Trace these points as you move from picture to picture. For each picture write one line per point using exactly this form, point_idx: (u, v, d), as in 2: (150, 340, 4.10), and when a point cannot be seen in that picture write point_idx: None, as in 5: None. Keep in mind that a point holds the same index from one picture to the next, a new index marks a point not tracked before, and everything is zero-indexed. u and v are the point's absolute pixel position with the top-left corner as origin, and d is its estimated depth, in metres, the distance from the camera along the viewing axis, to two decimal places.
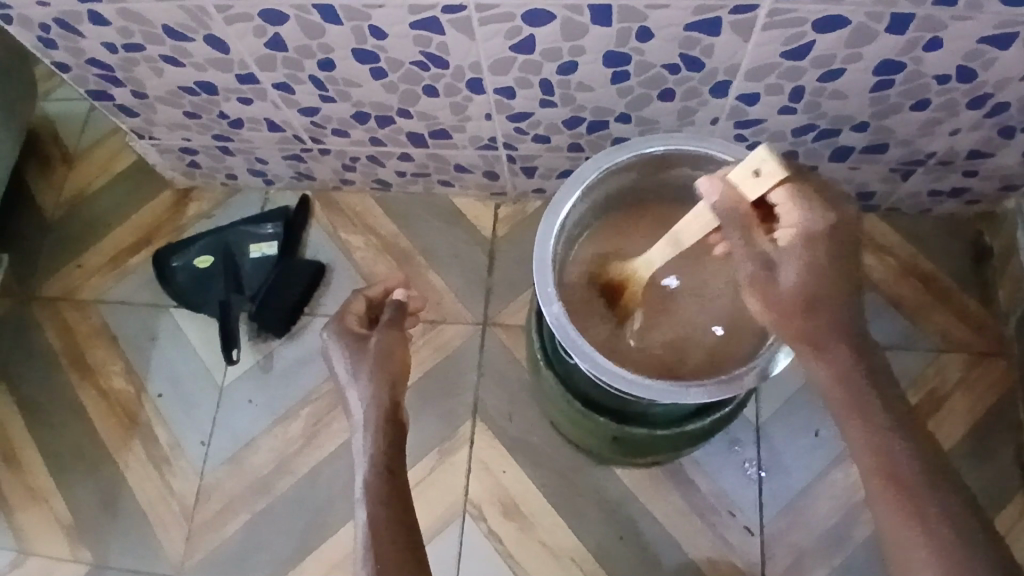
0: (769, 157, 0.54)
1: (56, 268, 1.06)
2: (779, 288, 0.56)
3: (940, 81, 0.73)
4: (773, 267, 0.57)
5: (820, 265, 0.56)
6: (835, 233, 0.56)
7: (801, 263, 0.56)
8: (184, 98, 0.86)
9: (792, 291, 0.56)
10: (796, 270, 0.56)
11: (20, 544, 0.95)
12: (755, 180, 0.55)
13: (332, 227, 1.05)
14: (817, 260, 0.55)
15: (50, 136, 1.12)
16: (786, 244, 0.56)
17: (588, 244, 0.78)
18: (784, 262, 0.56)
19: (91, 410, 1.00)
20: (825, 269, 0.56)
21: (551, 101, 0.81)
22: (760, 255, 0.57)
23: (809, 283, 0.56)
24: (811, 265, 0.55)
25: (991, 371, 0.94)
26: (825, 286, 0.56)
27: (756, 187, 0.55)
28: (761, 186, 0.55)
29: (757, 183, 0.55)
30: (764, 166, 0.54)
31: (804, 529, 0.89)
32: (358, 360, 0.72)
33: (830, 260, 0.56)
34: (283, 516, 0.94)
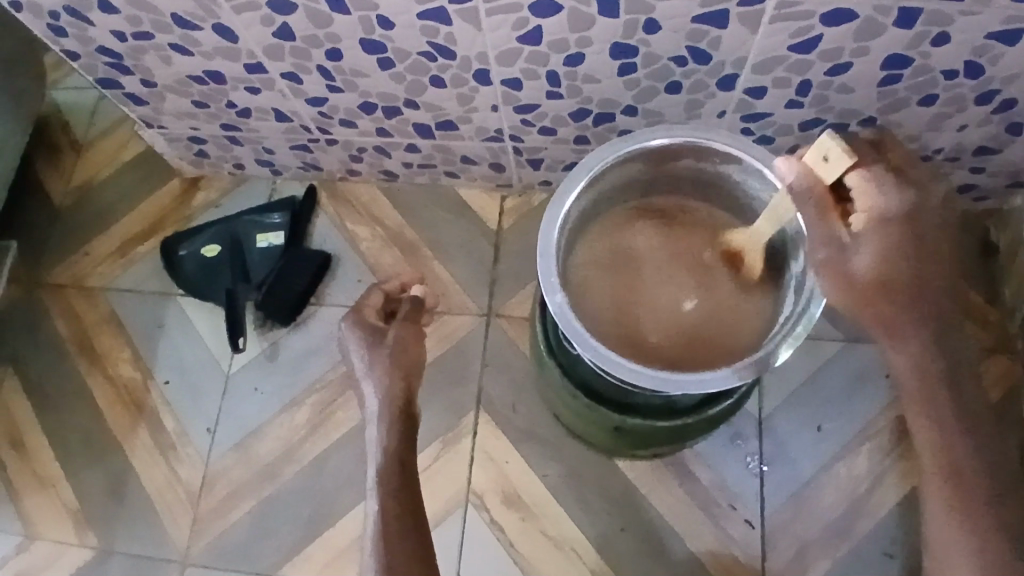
0: (835, 144, 0.59)
1: (64, 256, 1.07)
2: (855, 271, 0.61)
3: (948, 75, 0.73)
4: (848, 251, 0.62)
5: (892, 244, 0.61)
6: (909, 214, 0.61)
7: (874, 245, 0.61)
8: (193, 87, 0.87)
9: (869, 275, 0.61)
10: (872, 254, 0.61)
11: (27, 528, 0.96)
12: (828, 165, 0.60)
13: (338, 217, 1.06)
14: (892, 242, 0.61)
15: (59, 125, 1.13)
16: (861, 227, 0.61)
17: (591, 240, 0.77)
18: (861, 245, 0.61)
19: (98, 396, 1.01)
20: (901, 251, 0.61)
21: (557, 93, 0.81)
22: (836, 239, 0.62)
23: (883, 267, 0.61)
24: (885, 249, 0.61)
25: (996, 367, 0.94)
26: (899, 268, 0.61)
27: (828, 171, 0.60)
28: (833, 170, 0.59)
29: (828, 169, 0.60)
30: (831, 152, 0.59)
31: (807, 522, 0.90)
32: (374, 352, 0.75)
33: (905, 241, 0.61)
34: (287, 504, 0.95)
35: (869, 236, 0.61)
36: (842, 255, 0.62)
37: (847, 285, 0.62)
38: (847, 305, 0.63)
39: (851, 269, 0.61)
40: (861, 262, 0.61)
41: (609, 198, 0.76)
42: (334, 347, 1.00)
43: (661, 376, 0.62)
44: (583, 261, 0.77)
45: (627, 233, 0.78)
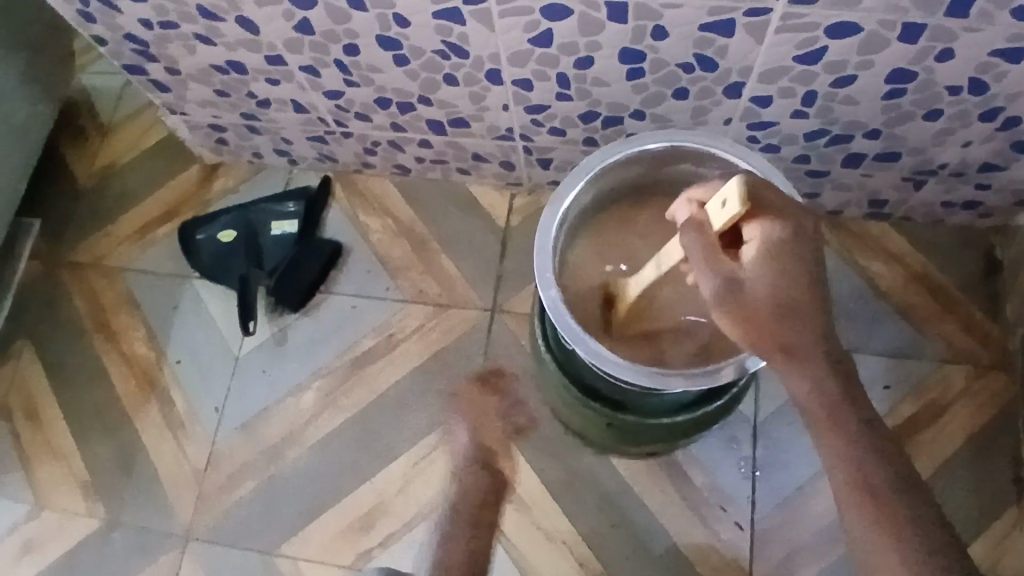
0: (737, 188, 0.55)
1: (86, 236, 1.11)
2: (749, 298, 0.55)
3: (952, 91, 0.74)
4: (741, 281, 0.56)
5: (781, 267, 0.56)
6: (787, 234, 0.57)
7: (764, 271, 0.56)
8: (215, 77, 0.90)
9: (765, 301, 0.55)
10: (764, 281, 0.56)
11: (37, 498, 0.99)
12: (722, 209, 0.57)
13: (351, 209, 1.08)
14: (782, 269, 0.56)
15: (85, 108, 1.16)
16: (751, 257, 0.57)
17: (586, 240, 0.80)
18: (751, 274, 0.56)
19: (112, 373, 1.04)
20: (791, 271, 0.56)
21: (567, 95, 0.83)
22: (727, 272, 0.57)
23: (775, 292, 0.55)
24: (777, 270, 0.56)
25: (994, 384, 0.94)
26: (793, 289, 0.55)
27: (721, 216, 0.57)
28: (725, 214, 0.56)
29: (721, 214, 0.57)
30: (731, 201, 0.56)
31: (796, 527, 0.91)
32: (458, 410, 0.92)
33: (795, 268, 0.56)
34: (289, 484, 0.98)
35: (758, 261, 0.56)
36: (736, 287, 0.56)
37: (747, 319, 0.55)
38: (748, 341, 0.56)
39: (747, 294, 0.55)
40: (755, 288, 0.56)
41: (610, 199, 0.78)
42: (341, 335, 1.03)
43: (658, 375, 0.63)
44: (585, 255, 0.80)
45: (622, 238, 0.80)
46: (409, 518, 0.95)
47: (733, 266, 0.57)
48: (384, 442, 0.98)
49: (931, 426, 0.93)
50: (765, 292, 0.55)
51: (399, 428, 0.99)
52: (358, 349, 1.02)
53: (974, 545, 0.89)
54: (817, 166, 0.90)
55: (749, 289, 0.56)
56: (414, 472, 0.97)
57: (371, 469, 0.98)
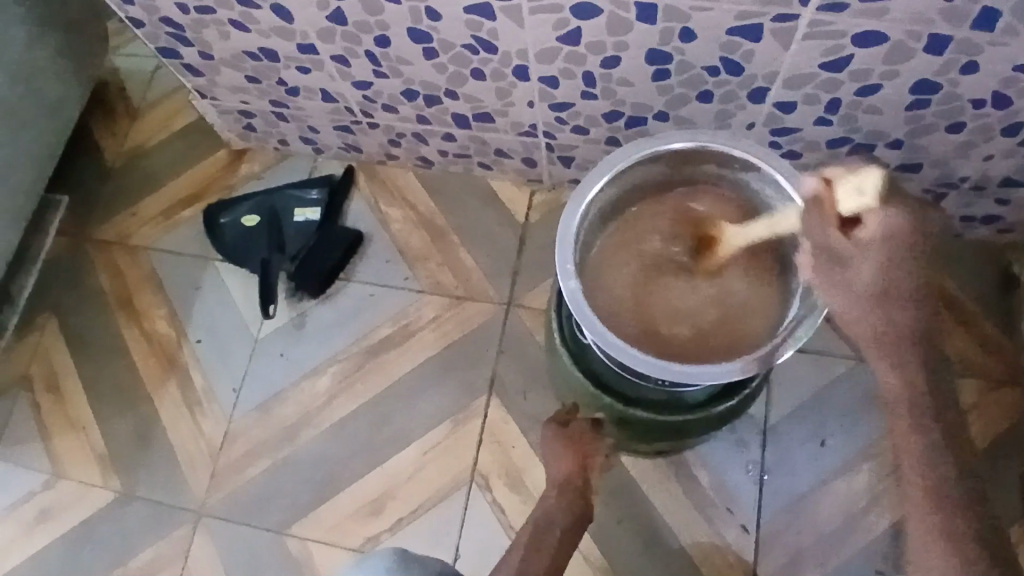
0: (874, 178, 0.53)
1: (113, 214, 1.13)
2: (853, 280, 0.56)
3: (976, 105, 0.74)
4: (849, 263, 0.57)
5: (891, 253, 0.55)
6: (906, 220, 0.55)
7: (875, 257, 0.55)
8: (247, 63, 0.91)
9: (866, 285, 0.56)
10: (872, 267, 0.55)
11: (55, 468, 1.02)
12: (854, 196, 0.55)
13: (373, 199, 1.10)
14: (893, 257, 0.55)
15: (117, 89, 1.19)
16: (863, 241, 0.56)
17: (643, 202, 0.82)
18: (860, 258, 0.56)
19: (133, 349, 1.06)
20: (900, 260, 0.55)
21: (592, 94, 0.84)
22: (835, 252, 0.57)
23: (881, 280, 0.55)
24: (886, 258, 0.55)
25: (1007, 399, 0.95)
26: (899, 279, 0.55)
27: (850, 203, 0.55)
28: (854, 202, 0.54)
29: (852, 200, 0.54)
30: (864, 190, 0.54)
31: (801, 532, 0.91)
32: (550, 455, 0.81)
33: (908, 259, 0.55)
34: (302, 466, 0.99)
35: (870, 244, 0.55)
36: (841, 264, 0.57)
37: (849, 297, 0.57)
38: (847, 317, 0.58)
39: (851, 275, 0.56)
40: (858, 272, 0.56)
41: (632, 194, 0.80)
42: (359, 322, 1.04)
43: (677, 368, 0.64)
44: (641, 208, 0.82)
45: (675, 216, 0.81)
46: (417, 504, 0.97)
47: (845, 246, 0.57)
48: (396, 429, 1.00)
49: None
50: (870, 275, 0.56)
51: (411, 415, 1.00)
52: (374, 336, 1.04)
53: None
54: None
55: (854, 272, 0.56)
56: (424, 459, 0.98)
57: (382, 455, 0.99)
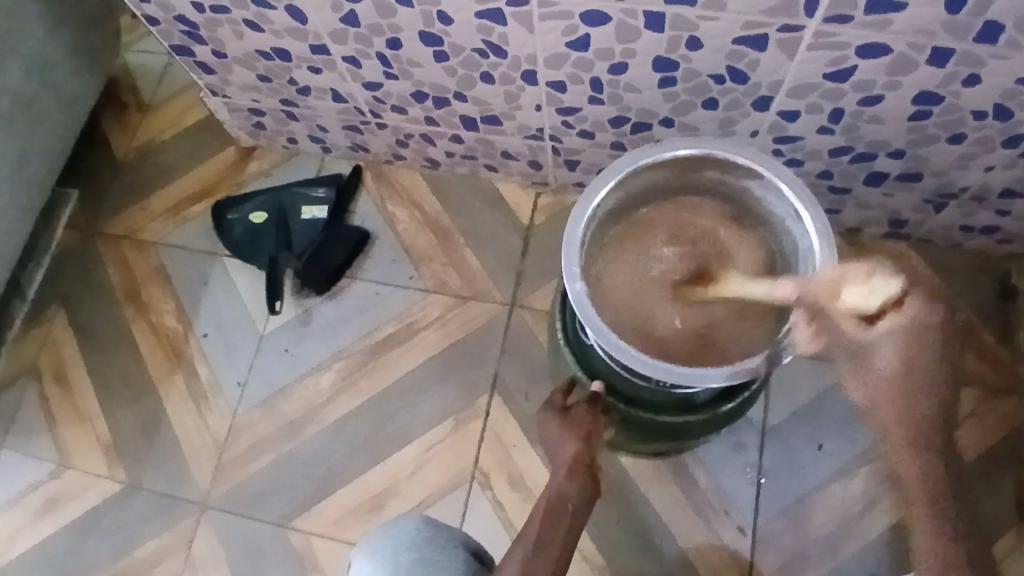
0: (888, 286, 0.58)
1: (123, 209, 1.14)
2: (875, 367, 0.63)
3: (977, 116, 0.75)
4: (872, 352, 0.63)
5: (915, 344, 0.61)
6: (926, 320, 0.61)
7: (896, 348, 0.62)
8: (260, 62, 0.93)
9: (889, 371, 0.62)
10: (889, 356, 0.62)
11: (62, 458, 1.03)
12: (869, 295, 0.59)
13: (380, 198, 1.11)
14: (913, 349, 0.61)
15: (129, 85, 1.20)
16: (885, 330, 0.62)
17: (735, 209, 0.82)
18: (883, 347, 0.62)
19: (141, 342, 1.08)
20: (924, 353, 0.61)
21: (599, 99, 0.85)
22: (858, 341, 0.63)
23: (899, 369, 0.62)
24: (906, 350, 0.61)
25: (1004, 408, 0.95)
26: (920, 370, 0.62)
27: (859, 300, 0.59)
28: (865, 300, 0.59)
29: (860, 297, 0.60)
30: (875, 293, 0.59)
31: (796, 535, 0.92)
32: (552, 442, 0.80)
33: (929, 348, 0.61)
34: (305, 459, 1.01)
35: (889, 334, 0.61)
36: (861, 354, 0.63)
37: (870, 384, 0.63)
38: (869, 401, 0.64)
39: (873, 364, 0.63)
40: (882, 359, 0.62)
41: (638, 197, 0.81)
42: (364, 319, 1.06)
43: (674, 368, 0.65)
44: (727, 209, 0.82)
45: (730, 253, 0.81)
46: (418, 501, 0.98)
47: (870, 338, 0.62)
48: (398, 425, 1.01)
49: None
50: (889, 364, 0.62)
51: (414, 414, 1.01)
52: (378, 334, 1.05)
53: None
54: (839, 183, 0.92)
55: (874, 360, 0.63)
56: (425, 457, 0.99)
57: (383, 451, 1.00)
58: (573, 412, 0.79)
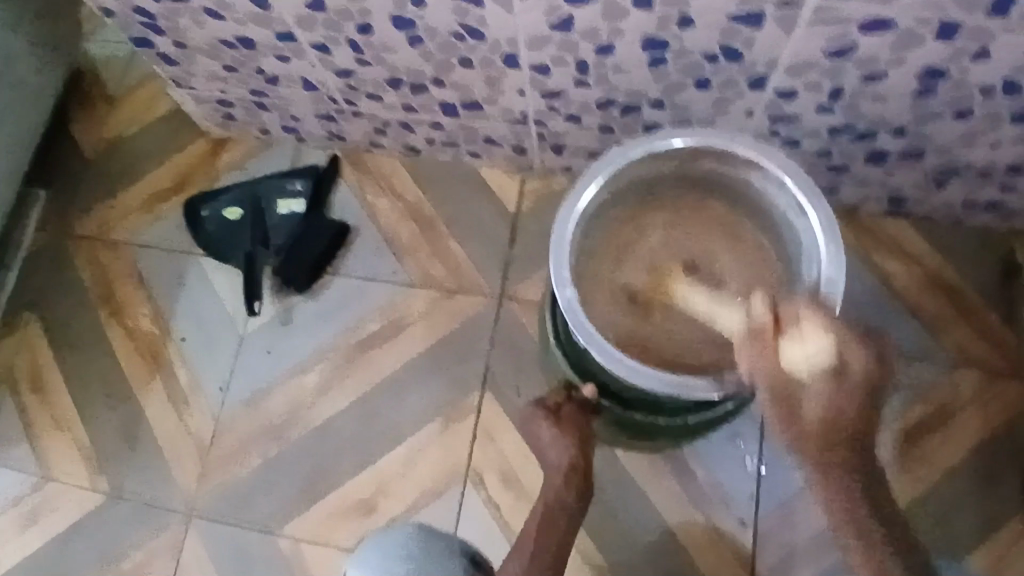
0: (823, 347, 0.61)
1: (91, 207, 1.09)
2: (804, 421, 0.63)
3: (985, 92, 0.72)
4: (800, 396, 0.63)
5: (841, 397, 0.62)
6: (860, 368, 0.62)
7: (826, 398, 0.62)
8: (224, 51, 0.87)
9: (816, 421, 0.62)
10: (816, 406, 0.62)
11: (42, 469, 0.99)
12: (803, 354, 0.62)
13: (359, 188, 1.06)
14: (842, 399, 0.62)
15: (92, 76, 1.14)
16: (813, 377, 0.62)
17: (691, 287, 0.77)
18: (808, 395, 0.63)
19: (117, 347, 1.04)
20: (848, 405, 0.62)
21: (585, 81, 0.80)
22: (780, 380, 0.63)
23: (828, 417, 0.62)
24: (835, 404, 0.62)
25: (1007, 391, 0.93)
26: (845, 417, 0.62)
27: (793, 355, 0.63)
28: (799, 360, 0.62)
29: (795, 354, 0.63)
30: (810, 356, 0.62)
31: (798, 525, 0.91)
32: (540, 444, 0.78)
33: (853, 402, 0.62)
34: (292, 463, 0.98)
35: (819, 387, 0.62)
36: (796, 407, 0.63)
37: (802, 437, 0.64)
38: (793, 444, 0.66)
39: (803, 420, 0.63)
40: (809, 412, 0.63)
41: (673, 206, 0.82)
42: (347, 316, 1.02)
43: (675, 380, 0.65)
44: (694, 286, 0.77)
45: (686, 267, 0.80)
46: (413, 501, 0.95)
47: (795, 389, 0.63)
48: (388, 426, 0.98)
49: (938, 432, 0.93)
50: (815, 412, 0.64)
51: (403, 413, 0.98)
52: (363, 332, 1.01)
53: (979, 551, 0.89)
54: (837, 162, 0.88)
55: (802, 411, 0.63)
56: (418, 457, 0.97)
57: (373, 453, 0.97)
58: (561, 417, 0.77)
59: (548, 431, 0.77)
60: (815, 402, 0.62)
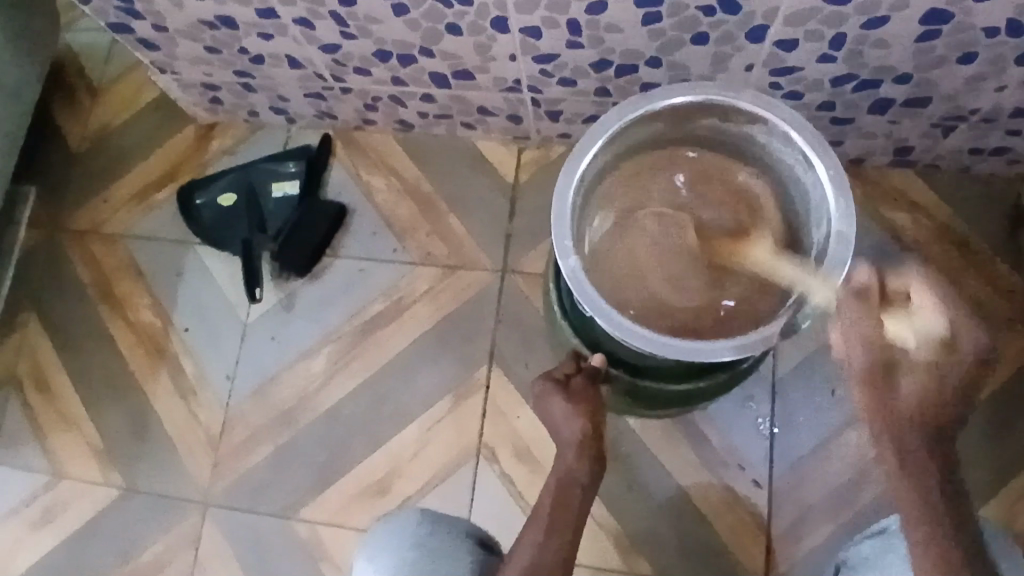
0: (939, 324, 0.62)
1: (84, 202, 1.08)
2: (897, 396, 0.63)
3: (989, 33, 0.69)
4: (896, 378, 0.63)
5: (931, 377, 0.62)
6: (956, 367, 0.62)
7: (920, 386, 0.62)
8: (206, 32, 0.85)
9: (907, 406, 0.62)
10: (913, 388, 0.62)
11: (54, 467, 0.99)
12: (900, 318, 0.64)
13: (354, 168, 1.04)
14: (938, 388, 0.62)
15: (75, 68, 1.12)
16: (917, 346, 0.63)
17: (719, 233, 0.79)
18: (908, 376, 0.63)
19: (120, 341, 1.03)
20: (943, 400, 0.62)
21: (578, 43, 0.78)
22: (881, 360, 0.64)
23: (923, 403, 0.62)
24: (929, 385, 0.62)
25: (1019, 339, 0.92)
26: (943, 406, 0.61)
27: (896, 326, 0.64)
28: (909, 335, 0.63)
29: (907, 328, 0.63)
30: (924, 330, 0.63)
31: (814, 483, 0.90)
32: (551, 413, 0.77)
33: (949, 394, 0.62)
34: (304, 448, 0.98)
35: (917, 365, 0.63)
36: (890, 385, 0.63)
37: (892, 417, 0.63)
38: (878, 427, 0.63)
39: (894, 399, 0.63)
40: (903, 392, 0.63)
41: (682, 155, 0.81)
42: (350, 298, 1.01)
43: (688, 346, 0.63)
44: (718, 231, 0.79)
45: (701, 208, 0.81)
46: (426, 480, 0.95)
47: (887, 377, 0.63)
48: (397, 406, 0.97)
49: None
50: (913, 396, 0.62)
51: (411, 392, 0.98)
52: (366, 314, 1.00)
53: (995, 501, 0.89)
54: (840, 114, 0.86)
55: (897, 385, 0.63)
56: (429, 435, 0.96)
57: (384, 433, 0.97)
58: (572, 387, 0.77)
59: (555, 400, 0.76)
60: (913, 381, 0.62)
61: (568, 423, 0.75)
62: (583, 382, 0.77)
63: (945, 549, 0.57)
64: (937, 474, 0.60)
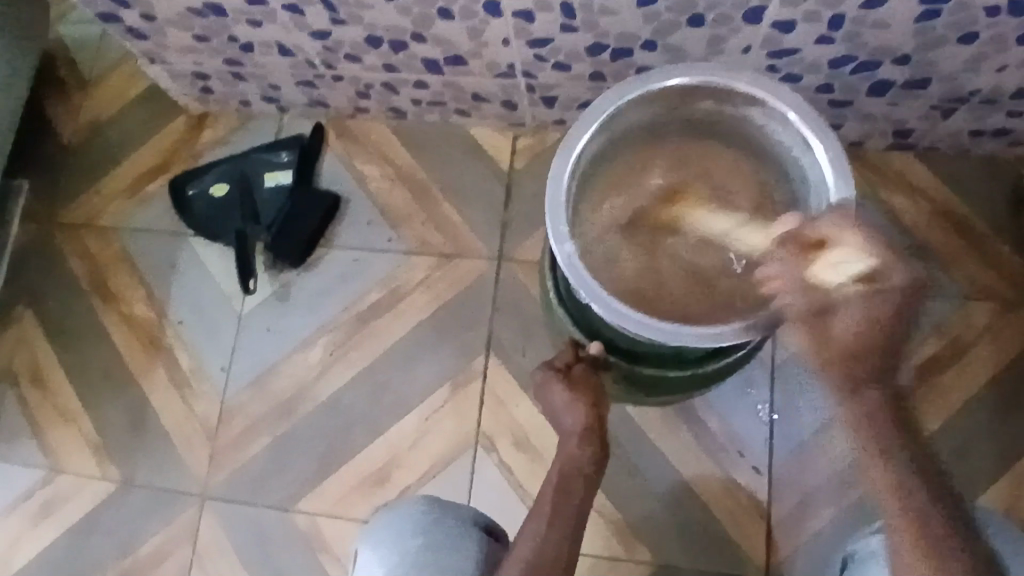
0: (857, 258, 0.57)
1: (76, 195, 1.07)
2: (835, 335, 0.58)
3: (990, 12, 0.68)
4: (830, 314, 0.58)
5: (873, 314, 0.57)
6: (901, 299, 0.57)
7: (860, 323, 0.57)
8: (194, 20, 0.84)
9: (846, 339, 0.57)
10: (849, 326, 0.57)
11: (52, 462, 0.99)
12: (836, 268, 0.58)
13: (348, 157, 1.03)
14: (874, 325, 0.57)
15: (65, 59, 1.10)
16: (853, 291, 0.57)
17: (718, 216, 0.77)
18: (847, 312, 0.57)
19: (115, 335, 1.02)
20: (881, 325, 0.57)
21: (573, 27, 0.76)
22: (868, 314, 0.57)
23: (865, 335, 0.57)
24: (868, 319, 0.57)
25: (1020, 321, 0.91)
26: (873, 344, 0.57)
27: (825, 267, 0.58)
28: (834, 274, 0.57)
29: (836, 268, 0.58)
30: (846, 267, 0.57)
31: (814, 469, 0.90)
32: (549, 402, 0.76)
33: (881, 340, 0.57)
34: (303, 439, 0.97)
35: (852, 304, 0.57)
36: (825, 319, 0.58)
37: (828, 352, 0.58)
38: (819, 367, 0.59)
39: (831, 338, 0.58)
40: (842, 327, 0.57)
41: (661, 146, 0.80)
42: (346, 288, 1.00)
43: (684, 332, 0.63)
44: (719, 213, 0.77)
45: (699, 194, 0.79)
46: (425, 470, 0.95)
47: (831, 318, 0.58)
48: (395, 396, 0.97)
49: (951, 368, 0.91)
50: (842, 333, 0.57)
51: (409, 382, 0.97)
52: (361, 304, 1.00)
53: (996, 485, 0.88)
54: (839, 97, 0.85)
55: (831, 325, 0.58)
56: (428, 425, 0.96)
57: (383, 423, 0.96)
58: (571, 378, 0.76)
59: (555, 391, 0.76)
60: (850, 320, 0.57)
61: (568, 413, 0.75)
62: (582, 373, 0.76)
63: (924, 520, 0.55)
64: (884, 430, 0.58)
